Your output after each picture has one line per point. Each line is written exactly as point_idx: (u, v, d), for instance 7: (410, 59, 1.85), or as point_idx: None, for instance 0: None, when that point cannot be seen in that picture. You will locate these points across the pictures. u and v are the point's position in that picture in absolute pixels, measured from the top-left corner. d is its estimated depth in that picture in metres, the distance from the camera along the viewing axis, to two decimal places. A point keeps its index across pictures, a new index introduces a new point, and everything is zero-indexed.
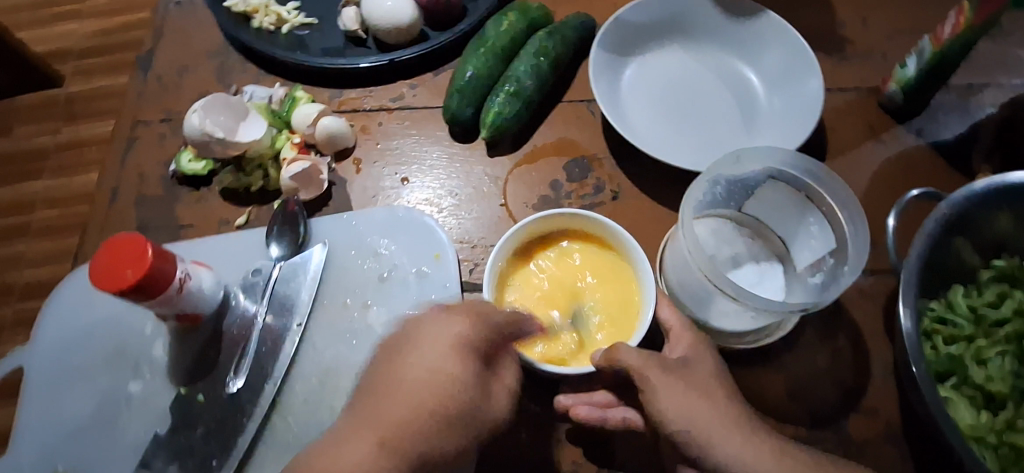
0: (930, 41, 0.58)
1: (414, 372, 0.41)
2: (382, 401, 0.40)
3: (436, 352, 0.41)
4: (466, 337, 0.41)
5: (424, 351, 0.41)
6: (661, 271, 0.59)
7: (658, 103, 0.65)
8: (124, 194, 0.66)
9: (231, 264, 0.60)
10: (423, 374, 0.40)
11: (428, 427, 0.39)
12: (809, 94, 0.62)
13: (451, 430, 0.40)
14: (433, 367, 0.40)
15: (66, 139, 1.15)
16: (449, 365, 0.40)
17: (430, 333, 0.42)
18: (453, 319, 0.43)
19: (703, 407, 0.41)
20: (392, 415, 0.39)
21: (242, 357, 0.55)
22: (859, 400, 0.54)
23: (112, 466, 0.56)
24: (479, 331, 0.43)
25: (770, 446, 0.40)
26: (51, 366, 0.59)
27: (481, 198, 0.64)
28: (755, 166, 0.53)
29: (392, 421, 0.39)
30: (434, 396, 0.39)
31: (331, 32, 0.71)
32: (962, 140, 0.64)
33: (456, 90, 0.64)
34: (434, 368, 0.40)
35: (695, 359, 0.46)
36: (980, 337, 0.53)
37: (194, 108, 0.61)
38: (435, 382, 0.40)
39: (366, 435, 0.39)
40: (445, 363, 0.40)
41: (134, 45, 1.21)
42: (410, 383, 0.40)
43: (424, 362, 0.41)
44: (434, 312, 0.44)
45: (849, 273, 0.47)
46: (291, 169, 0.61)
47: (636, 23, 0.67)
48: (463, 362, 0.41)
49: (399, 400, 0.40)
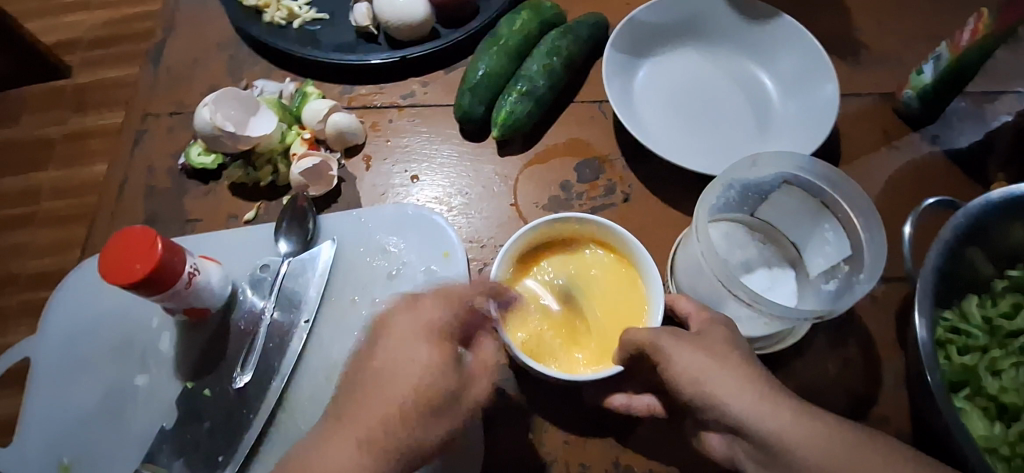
0: (948, 47, 0.58)
1: (391, 369, 0.41)
2: (355, 401, 0.41)
3: (413, 342, 0.42)
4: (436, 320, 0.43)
5: (399, 342, 0.42)
6: (672, 274, 0.58)
7: (671, 106, 0.65)
8: (132, 186, 0.66)
9: (239, 260, 0.60)
10: (402, 365, 0.41)
11: (409, 423, 0.40)
12: (824, 98, 0.62)
13: (432, 421, 0.41)
14: (414, 361, 0.41)
15: (72, 129, 1.15)
16: (429, 358, 0.41)
17: (403, 327, 0.43)
18: (428, 307, 0.44)
19: (713, 370, 0.40)
20: (372, 410, 0.40)
21: (250, 352, 0.55)
22: (868, 408, 0.54)
23: (117, 459, 0.55)
24: (454, 312, 0.44)
25: (789, 410, 0.38)
26: (57, 356, 0.59)
27: (491, 197, 0.64)
28: (771, 170, 0.53)
29: (370, 422, 0.39)
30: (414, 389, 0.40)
31: (343, 28, 0.70)
32: (978, 147, 0.63)
33: (467, 87, 0.63)
34: (413, 361, 0.41)
35: (708, 328, 0.44)
36: (995, 347, 0.53)
37: (205, 101, 0.61)
38: (417, 375, 0.41)
39: (345, 435, 0.39)
40: (415, 357, 0.41)
41: (143, 37, 1.21)
42: (389, 379, 0.41)
43: (404, 355, 0.41)
44: (404, 301, 0.45)
45: (866, 280, 0.47)
46: (302, 165, 0.61)
47: (650, 23, 0.67)
48: (434, 348, 0.42)
49: (377, 398, 0.40)
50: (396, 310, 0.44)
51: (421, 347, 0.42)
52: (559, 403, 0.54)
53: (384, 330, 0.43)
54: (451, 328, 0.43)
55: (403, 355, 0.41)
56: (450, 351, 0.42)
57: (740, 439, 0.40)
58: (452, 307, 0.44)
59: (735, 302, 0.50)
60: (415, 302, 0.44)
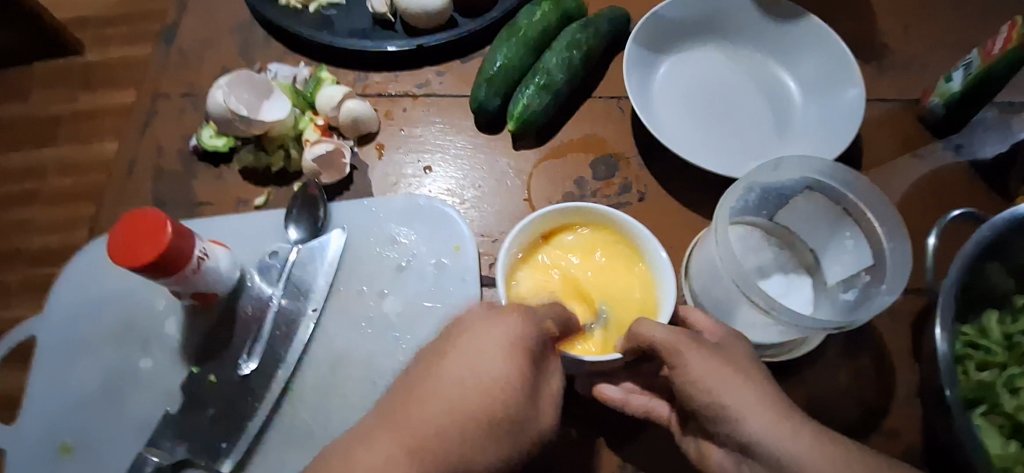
0: (980, 54, 0.56)
1: (456, 377, 0.40)
2: (415, 409, 0.39)
3: (484, 352, 0.41)
4: (519, 340, 0.41)
5: (467, 354, 0.41)
6: (686, 275, 0.58)
7: (690, 105, 0.64)
8: (142, 166, 0.65)
9: (247, 245, 0.60)
10: (474, 375, 0.40)
11: (467, 436, 0.38)
12: (847, 103, 0.61)
13: (491, 444, 0.39)
14: (480, 372, 0.40)
15: (83, 107, 1.14)
16: (501, 369, 0.40)
17: (489, 337, 0.41)
18: (508, 323, 0.42)
19: (734, 383, 0.39)
20: (430, 422, 0.38)
21: (256, 340, 0.54)
22: (881, 420, 0.53)
23: (119, 441, 0.55)
24: (530, 333, 0.42)
25: (807, 433, 0.38)
26: (62, 335, 0.59)
27: (505, 191, 0.63)
28: (794, 175, 0.51)
29: (427, 429, 0.38)
30: (482, 403, 0.39)
31: (358, 13, 0.69)
32: (1001, 160, 0.62)
33: (484, 78, 0.62)
34: (483, 372, 0.40)
35: (728, 343, 0.44)
36: (1014, 364, 0.52)
37: (220, 84, 0.60)
38: (485, 385, 0.40)
39: (391, 436, 0.37)
40: (490, 369, 0.40)
41: (156, 15, 1.20)
42: (455, 388, 0.40)
43: (470, 366, 0.40)
44: (483, 312, 0.44)
45: (887, 292, 0.46)
46: (314, 151, 0.60)
47: (671, 19, 0.65)
48: (515, 367, 0.40)
49: (441, 406, 0.39)
50: (473, 322, 0.43)
51: (499, 363, 0.40)
52: (566, 400, 0.54)
53: (453, 342, 0.42)
54: (534, 347, 0.42)
55: (472, 363, 0.41)
56: (525, 371, 0.41)
57: (746, 458, 0.39)
58: (531, 331, 0.42)
59: (752, 307, 0.49)
60: (495, 315, 0.43)
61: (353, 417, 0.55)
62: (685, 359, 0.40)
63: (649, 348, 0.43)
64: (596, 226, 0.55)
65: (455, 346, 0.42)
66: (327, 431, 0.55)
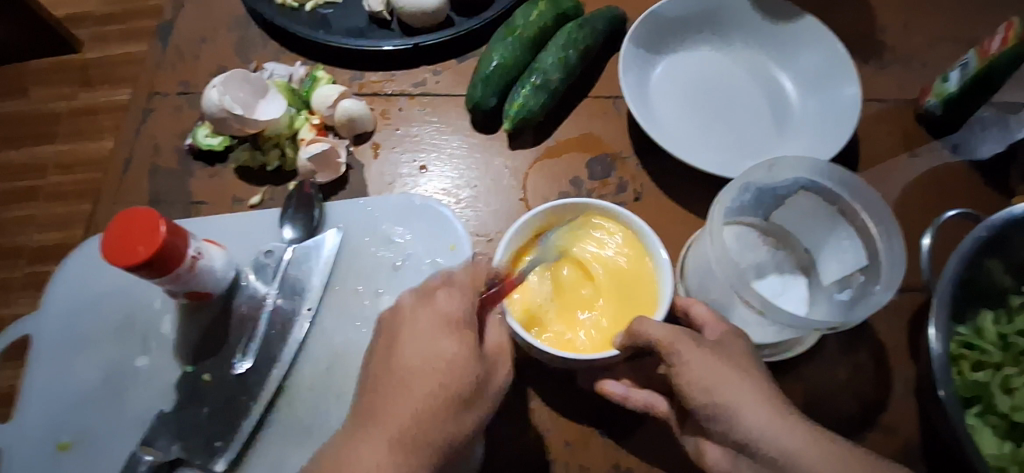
0: (976, 54, 0.56)
1: (410, 366, 0.41)
2: (382, 401, 0.40)
3: (429, 337, 0.41)
4: (457, 312, 0.42)
5: (419, 339, 0.42)
6: (682, 274, 0.57)
7: (687, 104, 0.63)
8: (138, 165, 0.65)
9: (243, 244, 0.60)
10: (428, 360, 0.41)
11: (435, 418, 0.39)
12: (844, 101, 0.61)
13: (460, 416, 0.40)
14: (433, 355, 0.41)
15: (81, 104, 1.14)
16: (445, 346, 0.41)
17: (424, 315, 0.42)
18: (449, 297, 0.43)
19: (732, 381, 0.39)
20: (396, 412, 0.40)
21: (251, 338, 0.55)
22: (878, 420, 0.53)
23: (114, 440, 0.55)
24: (464, 302, 0.43)
25: (804, 432, 0.37)
26: (57, 333, 0.59)
27: (501, 190, 0.63)
28: (788, 175, 0.52)
29: (399, 420, 0.39)
30: (438, 384, 0.40)
31: (355, 12, 0.69)
32: (999, 158, 0.62)
33: (481, 78, 0.62)
34: (435, 357, 0.41)
35: (728, 339, 0.43)
36: (1010, 364, 0.52)
37: (214, 83, 0.59)
38: (442, 369, 0.40)
39: (374, 433, 0.39)
40: (441, 350, 0.41)
41: (154, 13, 1.20)
42: (411, 379, 0.40)
43: (421, 350, 0.41)
44: (415, 297, 0.44)
45: (882, 292, 0.46)
46: (309, 150, 0.60)
47: (668, 18, 0.65)
48: (463, 339, 0.41)
49: (407, 398, 0.40)
50: (411, 308, 0.43)
51: (447, 343, 0.41)
52: (562, 400, 0.54)
53: (397, 326, 0.43)
54: (468, 321, 0.43)
55: (422, 349, 0.41)
56: (472, 342, 0.42)
57: (745, 456, 0.39)
58: (468, 301, 0.43)
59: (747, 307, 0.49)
60: (430, 292, 0.44)
61: (348, 415, 0.55)
62: (682, 356, 0.40)
63: (647, 346, 0.43)
64: (537, 228, 0.55)
65: (399, 333, 0.43)
66: (323, 429, 0.55)
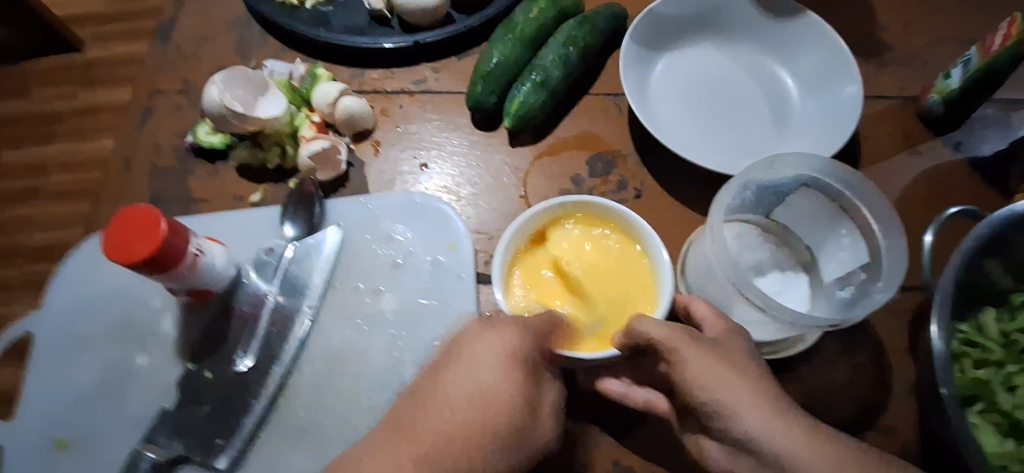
0: (978, 51, 0.56)
1: (457, 388, 0.41)
2: (425, 422, 0.40)
3: (485, 364, 0.42)
4: (515, 351, 0.42)
5: (470, 368, 0.42)
6: (682, 271, 0.57)
7: (688, 102, 0.63)
8: (138, 163, 0.65)
9: (243, 242, 0.60)
10: (469, 390, 0.41)
11: (473, 449, 0.39)
12: (845, 100, 0.60)
13: (496, 451, 0.40)
14: (480, 385, 0.41)
15: (82, 104, 1.14)
16: (495, 383, 0.41)
17: (483, 351, 0.42)
18: (502, 334, 0.43)
19: (732, 381, 0.39)
20: (436, 432, 0.40)
21: (252, 336, 0.54)
22: (878, 418, 0.53)
23: (115, 438, 0.55)
24: (527, 344, 0.43)
25: (803, 430, 0.37)
26: (58, 331, 0.59)
27: (502, 188, 0.63)
28: (789, 172, 0.51)
29: (436, 438, 0.39)
30: (479, 419, 0.40)
31: (355, 10, 0.69)
32: (1001, 157, 0.62)
33: (481, 76, 0.62)
34: (482, 384, 0.41)
35: (727, 338, 0.43)
36: (1011, 362, 0.52)
37: (215, 80, 0.59)
38: (482, 394, 0.41)
39: (403, 448, 0.39)
40: (496, 386, 0.41)
41: (155, 12, 1.20)
42: (453, 405, 0.41)
43: (471, 378, 0.42)
44: (479, 326, 0.45)
45: (882, 289, 0.46)
46: (310, 148, 0.60)
47: (668, 15, 0.65)
48: (522, 381, 0.42)
49: (446, 418, 0.40)
50: (468, 339, 0.44)
51: (494, 372, 0.41)
52: (563, 397, 0.54)
53: (455, 357, 0.43)
54: (530, 362, 0.43)
55: (470, 378, 0.42)
56: (524, 382, 0.42)
57: (743, 456, 0.39)
58: (529, 342, 0.43)
59: (747, 305, 0.49)
60: (489, 328, 0.44)
61: (348, 414, 0.55)
62: (683, 356, 0.40)
63: (648, 345, 0.43)
64: (532, 233, 0.55)
65: (456, 362, 0.43)
66: (323, 428, 0.55)
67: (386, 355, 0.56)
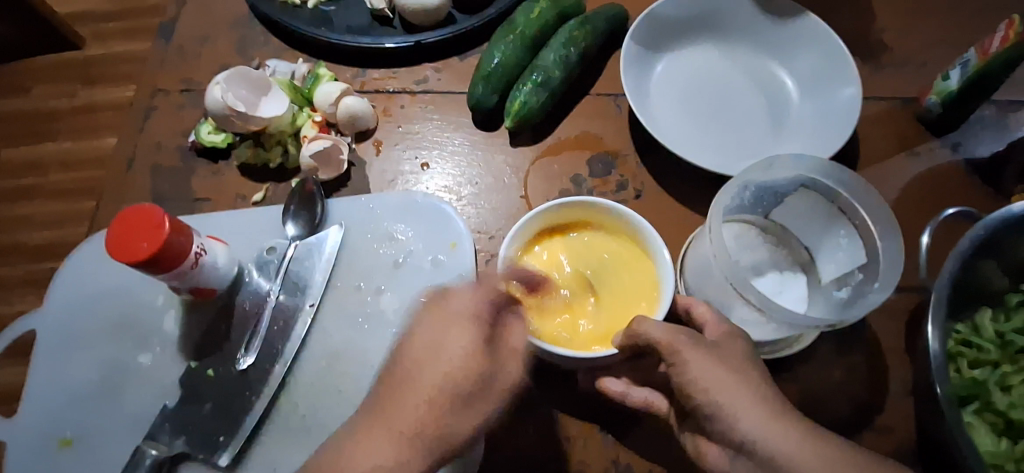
0: (976, 53, 0.56)
1: (420, 355, 0.42)
2: (397, 391, 0.41)
3: (447, 325, 0.42)
4: (477, 308, 0.42)
5: (433, 328, 0.42)
6: (681, 272, 0.58)
7: (688, 103, 0.64)
8: (140, 163, 0.65)
9: (245, 241, 0.60)
10: (435, 350, 0.41)
11: (442, 412, 0.39)
12: (844, 101, 0.61)
13: (466, 408, 0.40)
14: (445, 343, 0.41)
15: (83, 102, 1.15)
16: (458, 340, 0.41)
17: (447, 312, 0.43)
18: (466, 296, 0.44)
19: (731, 383, 0.39)
20: (407, 399, 0.40)
21: (253, 335, 0.55)
22: (874, 418, 0.53)
23: (118, 435, 0.56)
24: (479, 298, 0.43)
25: (801, 432, 0.38)
26: (62, 330, 0.59)
27: (502, 188, 0.63)
28: (789, 173, 0.52)
29: (409, 411, 0.39)
30: (444, 378, 0.40)
31: (357, 10, 0.69)
32: (999, 158, 0.62)
33: (482, 76, 0.63)
34: (445, 344, 0.41)
35: (725, 341, 0.43)
36: (1006, 362, 0.52)
37: (217, 81, 0.60)
38: (444, 359, 0.41)
39: (380, 425, 0.39)
40: (454, 348, 0.41)
41: (156, 11, 1.20)
42: (423, 368, 0.41)
43: (433, 338, 0.42)
44: (439, 294, 0.45)
45: (879, 291, 0.46)
46: (312, 147, 0.60)
47: (669, 17, 0.66)
48: (478, 334, 0.41)
49: (417, 386, 0.40)
50: (428, 312, 0.44)
51: (457, 334, 0.41)
52: (564, 395, 0.54)
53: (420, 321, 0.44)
54: (489, 313, 0.43)
55: (433, 341, 0.42)
56: (483, 333, 0.42)
57: (741, 456, 0.39)
58: (488, 297, 0.44)
59: (746, 305, 0.49)
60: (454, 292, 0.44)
61: (349, 412, 0.55)
62: (683, 357, 0.40)
63: (648, 345, 0.43)
64: (527, 239, 0.55)
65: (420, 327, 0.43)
66: (324, 426, 0.55)
67: (387, 354, 0.57)
